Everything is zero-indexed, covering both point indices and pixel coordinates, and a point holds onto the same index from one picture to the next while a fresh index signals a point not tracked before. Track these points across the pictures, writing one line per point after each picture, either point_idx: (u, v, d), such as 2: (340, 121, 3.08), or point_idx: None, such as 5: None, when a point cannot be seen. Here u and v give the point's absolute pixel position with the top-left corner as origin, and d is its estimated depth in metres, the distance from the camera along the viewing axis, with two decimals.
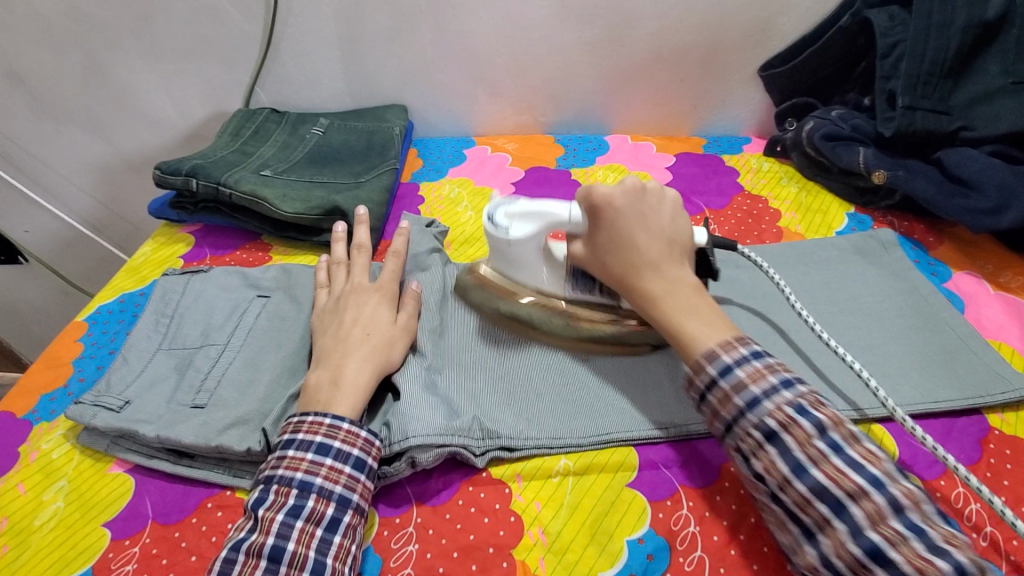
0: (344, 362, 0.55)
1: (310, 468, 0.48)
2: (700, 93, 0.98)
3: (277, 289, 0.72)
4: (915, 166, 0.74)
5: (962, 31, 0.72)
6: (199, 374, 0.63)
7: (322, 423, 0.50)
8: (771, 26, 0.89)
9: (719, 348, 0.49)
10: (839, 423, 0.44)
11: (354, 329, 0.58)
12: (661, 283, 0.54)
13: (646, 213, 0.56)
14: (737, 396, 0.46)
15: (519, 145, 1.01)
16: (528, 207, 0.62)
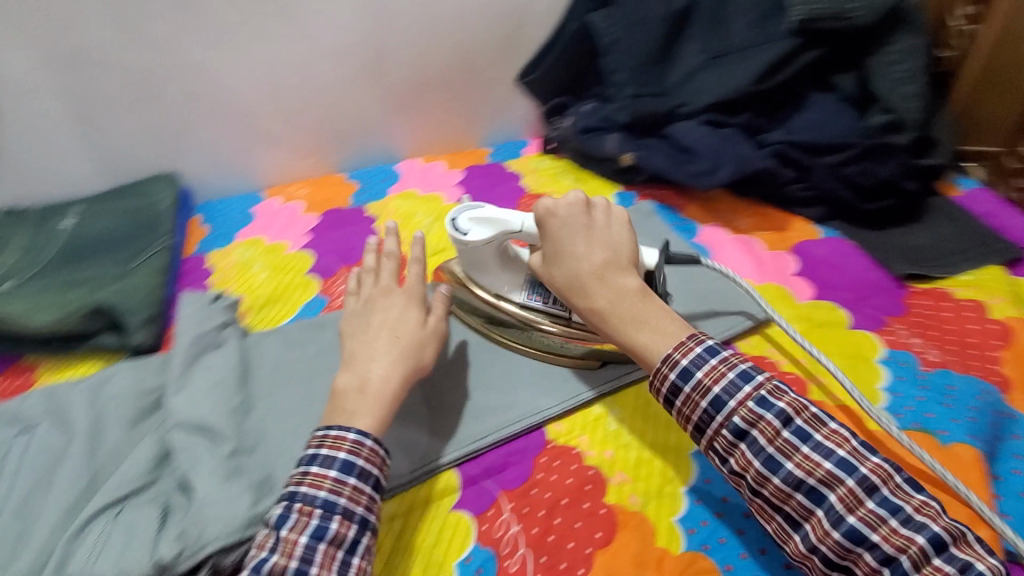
0: (370, 367, 0.55)
1: (333, 488, 0.47)
2: (476, 107, 1.03)
3: (43, 416, 0.63)
4: (652, 143, 0.86)
5: (658, 25, 0.85)
6: None
7: (346, 438, 0.49)
8: (517, 39, 0.97)
9: (674, 350, 0.50)
10: (800, 408, 0.47)
11: (382, 332, 0.58)
12: (604, 294, 0.54)
13: (589, 227, 0.56)
14: (703, 399, 0.48)
15: (312, 190, 0.98)
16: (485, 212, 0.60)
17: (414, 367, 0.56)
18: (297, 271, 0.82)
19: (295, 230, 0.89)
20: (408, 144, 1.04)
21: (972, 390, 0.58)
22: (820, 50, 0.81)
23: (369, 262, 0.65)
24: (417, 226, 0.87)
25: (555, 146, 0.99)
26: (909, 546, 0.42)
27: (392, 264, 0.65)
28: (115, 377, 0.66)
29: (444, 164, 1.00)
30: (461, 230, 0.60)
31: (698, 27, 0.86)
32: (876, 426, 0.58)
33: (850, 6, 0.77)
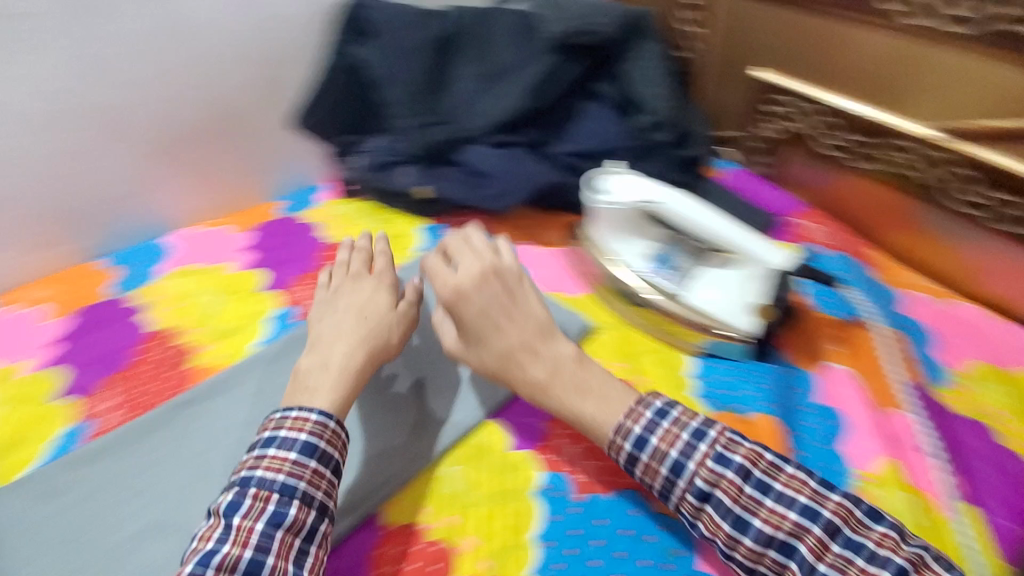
0: (333, 348, 0.58)
1: (292, 471, 0.47)
2: (251, 158, 0.91)
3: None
4: (443, 173, 0.83)
5: (421, 52, 0.84)
6: None
7: (309, 417, 0.50)
8: (280, 80, 0.88)
9: (626, 419, 0.50)
10: (756, 457, 0.47)
11: (349, 313, 0.62)
12: (541, 368, 0.55)
13: (512, 295, 0.59)
14: (662, 467, 0.48)
15: (57, 288, 0.80)
16: (631, 184, 0.68)
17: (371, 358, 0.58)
18: (46, 397, 0.65)
19: (36, 344, 0.71)
20: (176, 211, 0.89)
21: (755, 360, 0.64)
22: (581, 64, 0.86)
23: (342, 257, 0.70)
24: (195, 309, 0.74)
25: (357, 187, 0.92)
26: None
27: (363, 255, 0.69)
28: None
29: (227, 228, 0.88)
30: (603, 190, 0.69)
31: (464, 54, 0.86)
32: (689, 411, 0.59)
33: (595, 21, 0.83)
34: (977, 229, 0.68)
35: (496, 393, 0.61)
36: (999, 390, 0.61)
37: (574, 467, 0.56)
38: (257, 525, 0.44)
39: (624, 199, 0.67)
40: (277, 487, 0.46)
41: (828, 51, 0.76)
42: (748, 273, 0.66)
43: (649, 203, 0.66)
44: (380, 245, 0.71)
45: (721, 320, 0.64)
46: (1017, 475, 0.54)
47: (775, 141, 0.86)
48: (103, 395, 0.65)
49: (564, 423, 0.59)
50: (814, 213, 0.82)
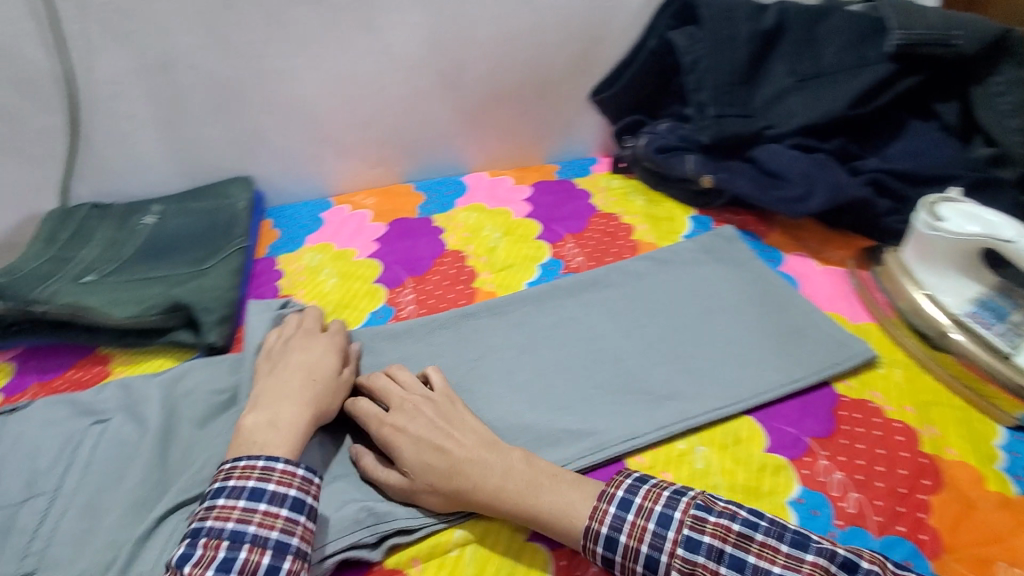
0: (285, 406, 0.55)
1: (241, 518, 0.46)
2: (543, 122, 1.01)
3: (116, 411, 0.64)
4: (735, 167, 0.80)
5: (747, 42, 0.81)
6: (25, 535, 0.53)
7: (256, 466, 0.49)
8: (591, 55, 0.94)
9: (591, 518, 0.48)
10: (724, 537, 0.45)
11: (297, 374, 0.58)
12: (494, 476, 0.51)
13: (450, 414, 0.56)
14: (636, 565, 0.46)
15: (378, 199, 0.98)
16: (978, 215, 0.61)
17: (317, 420, 0.55)
18: (367, 279, 0.81)
19: (362, 239, 0.89)
20: (475, 159, 1.03)
21: None
22: (920, 77, 0.77)
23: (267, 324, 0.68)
24: (485, 241, 0.85)
25: (626, 166, 0.96)
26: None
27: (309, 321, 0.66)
28: (186, 375, 0.67)
29: (511, 179, 0.99)
30: (937, 215, 0.63)
31: (785, 49, 0.82)
32: (997, 488, 0.52)
33: (953, 34, 0.73)
34: None
35: (755, 392, 0.59)
36: None
37: (840, 495, 0.52)
38: (238, 553, 0.45)
39: (958, 230, 0.60)
40: (228, 534, 0.45)
41: None
42: None
43: (997, 240, 0.58)
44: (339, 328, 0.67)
45: None
46: None
47: None
48: (405, 289, 0.79)
49: (832, 447, 0.55)
50: None
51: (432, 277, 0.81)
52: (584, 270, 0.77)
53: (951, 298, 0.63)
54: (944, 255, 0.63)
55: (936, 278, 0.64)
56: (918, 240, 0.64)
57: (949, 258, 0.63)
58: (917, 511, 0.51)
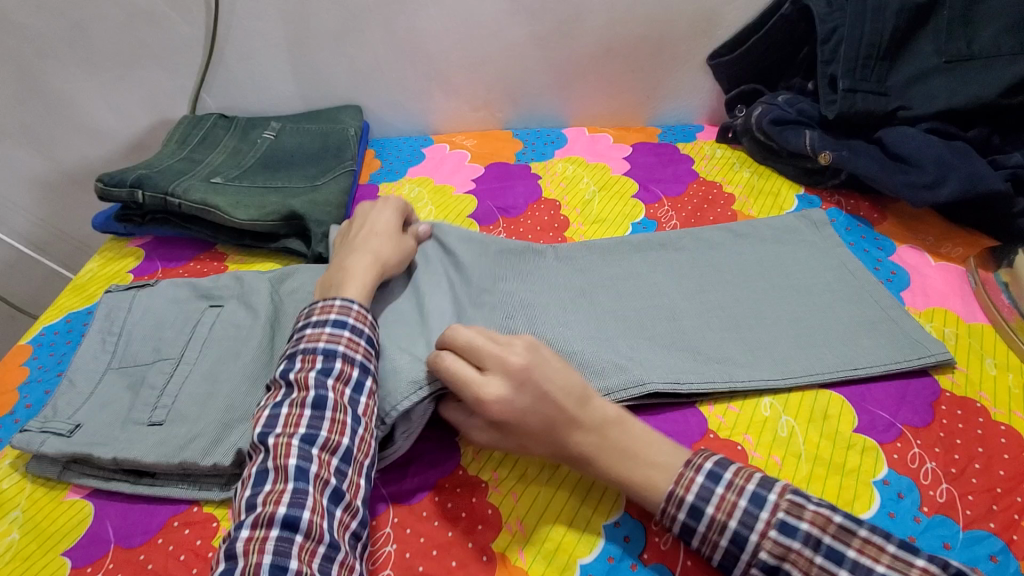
0: (354, 257, 0.62)
1: (330, 339, 0.52)
2: (651, 83, 0.99)
3: (230, 298, 0.70)
4: (859, 146, 0.76)
5: (896, 14, 0.75)
6: (154, 390, 0.61)
7: (332, 306, 0.54)
8: (715, 16, 0.91)
9: (676, 484, 0.46)
10: (825, 521, 0.42)
11: (370, 235, 0.65)
12: (597, 440, 0.48)
13: (544, 383, 0.48)
14: (722, 539, 0.44)
15: (478, 141, 0.99)
16: None
17: (381, 273, 0.62)
18: (461, 212, 0.83)
19: (461, 176, 0.91)
20: (578, 114, 1.03)
21: None
22: None
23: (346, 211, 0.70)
24: (580, 193, 0.86)
25: (736, 136, 0.93)
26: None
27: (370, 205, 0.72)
28: (290, 276, 0.72)
29: (611, 137, 0.98)
30: None
31: (938, 26, 0.75)
32: None
33: None
34: None
35: (847, 371, 0.58)
36: None
37: (930, 484, 0.50)
38: (334, 364, 0.50)
39: None
40: (321, 352, 0.51)
41: None
42: None
43: None
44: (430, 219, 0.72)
45: None
46: None
47: None
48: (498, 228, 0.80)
49: (926, 437, 0.54)
50: None
51: (526, 221, 0.81)
52: (670, 231, 0.77)
53: None
54: None
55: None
56: None
57: None
58: (1013, 512, 0.48)
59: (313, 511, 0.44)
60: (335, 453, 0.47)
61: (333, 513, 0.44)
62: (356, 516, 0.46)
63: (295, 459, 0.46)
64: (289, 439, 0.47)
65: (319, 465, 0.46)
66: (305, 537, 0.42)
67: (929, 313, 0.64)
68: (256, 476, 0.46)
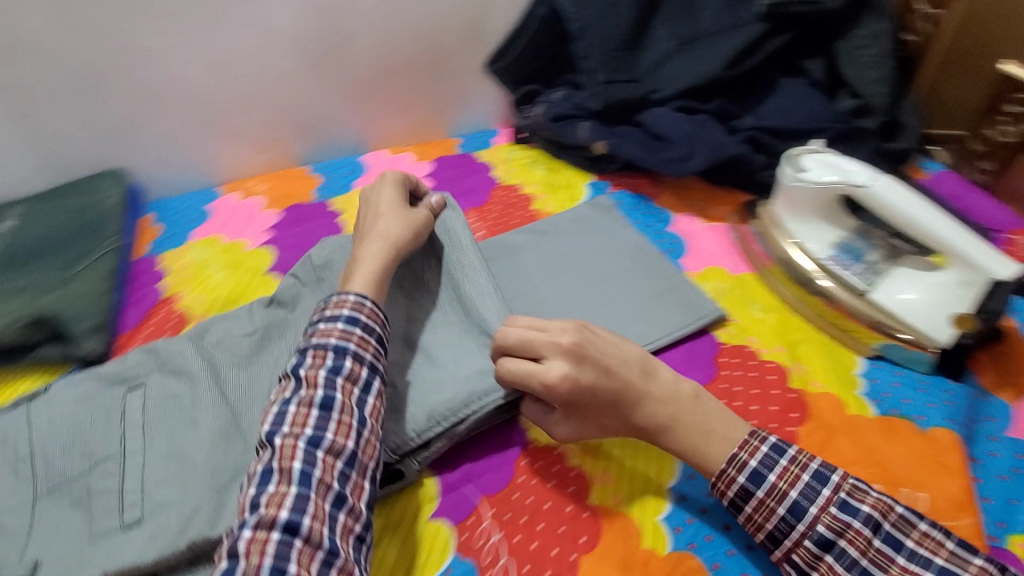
0: (370, 244, 0.58)
1: (342, 335, 0.50)
2: (440, 95, 0.99)
3: (149, 373, 0.59)
4: (624, 131, 0.83)
5: (629, 6, 0.82)
6: (112, 494, 0.51)
7: (348, 299, 0.52)
8: (481, 24, 0.93)
9: (739, 450, 0.48)
10: (885, 509, 0.44)
11: (375, 218, 0.61)
12: (659, 403, 0.50)
13: (607, 363, 0.50)
14: (780, 506, 0.46)
15: (271, 184, 0.92)
16: (835, 159, 0.62)
17: (396, 258, 0.58)
18: (259, 269, 0.77)
19: (253, 228, 0.84)
20: (373, 137, 0.99)
21: (945, 377, 0.58)
22: (788, 34, 0.81)
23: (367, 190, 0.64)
24: None
25: (527, 136, 0.96)
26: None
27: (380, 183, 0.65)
28: (209, 327, 0.62)
29: (411, 156, 0.96)
30: (799, 166, 0.64)
31: (668, 13, 0.84)
32: (857, 410, 0.56)
33: None
34: None
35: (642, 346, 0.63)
36: None
37: None
38: (344, 362, 0.49)
39: (817, 179, 0.62)
40: (332, 349, 0.49)
41: None
42: (960, 279, 0.56)
43: (851, 186, 0.60)
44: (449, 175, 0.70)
45: (899, 319, 0.58)
46: None
47: (1013, 145, 0.76)
48: None
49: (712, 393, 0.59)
50: None
51: None
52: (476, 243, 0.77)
53: (816, 250, 0.65)
54: (809, 204, 0.65)
55: (807, 228, 0.66)
56: (783, 192, 0.66)
57: (814, 209, 0.65)
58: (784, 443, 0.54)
59: (315, 516, 0.42)
60: (339, 457, 0.45)
61: (336, 516, 0.43)
62: (360, 520, 0.44)
63: (299, 462, 0.44)
64: (295, 442, 0.45)
65: (322, 469, 0.44)
66: (305, 541, 0.41)
67: (704, 274, 0.71)
68: (260, 473, 0.44)
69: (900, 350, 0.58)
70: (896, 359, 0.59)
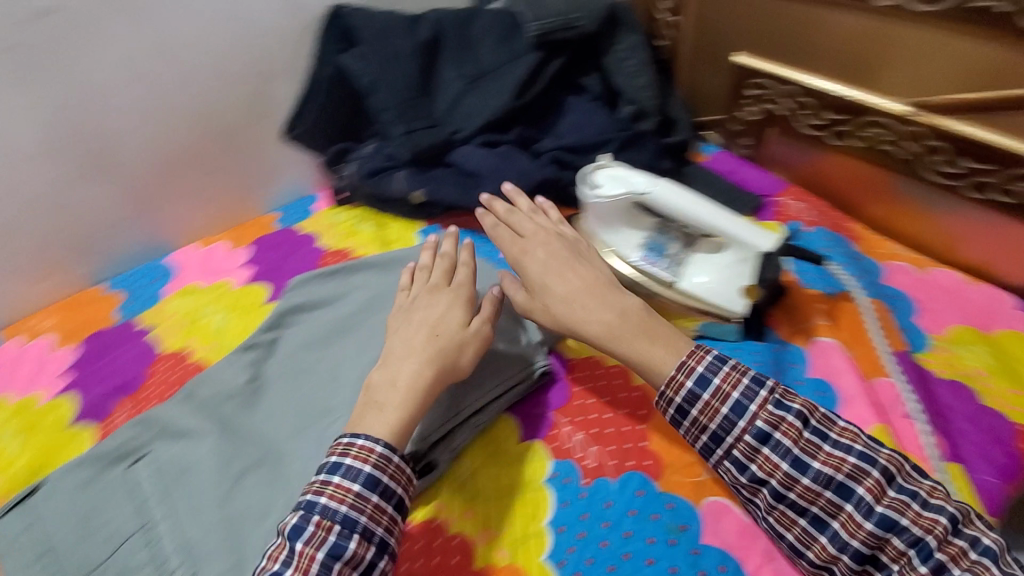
0: (403, 363, 0.55)
1: (354, 504, 0.47)
2: (244, 175, 0.93)
3: (152, 441, 0.61)
4: (438, 176, 0.85)
5: (410, 57, 0.85)
6: (151, 562, 0.54)
7: (373, 450, 0.49)
8: (266, 95, 0.89)
9: (688, 358, 0.51)
10: (812, 409, 0.49)
11: (420, 330, 0.58)
12: (609, 311, 0.56)
13: (581, 250, 0.64)
14: (724, 405, 0.49)
15: (60, 316, 0.81)
16: (620, 172, 0.68)
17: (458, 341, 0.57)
18: (62, 423, 0.67)
19: (48, 373, 0.73)
20: (177, 232, 0.91)
21: (752, 340, 0.65)
22: (561, 59, 0.88)
23: (424, 261, 0.67)
24: (207, 327, 0.76)
25: (347, 196, 0.94)
26: (934, 527, 0.44)
27: (445, 263, 0.65)
28: (200, 384, 0.65)
29: (225, 245, 0.89)
30: (593, 183, 0.69)
31: (448, 57, 0.87)
32: None
33: (574, 18, 0.84)
34: (951, 199, 0.68)
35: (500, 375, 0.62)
36: (982, 352, 0.62)
37: (582, 454, 0.58)
38: (347, 544, 0.46)
39: (611, 193, 0.67)
40: (338, 519, 0.46)
41: (767, 17, 0.77)
42: (737, 255, 0.65)
43: (638, 194, 0.66)
44: (461, 254, 0.67)
45: (704, 300, 0.65)
46: (996, 432, 0.55)
47: (759, 121, 0.86)
48: (119, 417, 0.67)
49: (568, 412, 0.61)
50: (797, 191, 0.83)
51: (150, 393, 0.69)
52: (319, 318, 0.73)
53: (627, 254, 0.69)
54: (609, 214, 0.69)
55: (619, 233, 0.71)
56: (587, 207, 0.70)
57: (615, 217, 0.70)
58: (640, 442, 0.58)
59: None
60: None
61: None
62: None
63: None
64: None
65: None
66: None
67: None
68: None
69: (716, 325, 0.65)
70: (715, 334, 0.66)
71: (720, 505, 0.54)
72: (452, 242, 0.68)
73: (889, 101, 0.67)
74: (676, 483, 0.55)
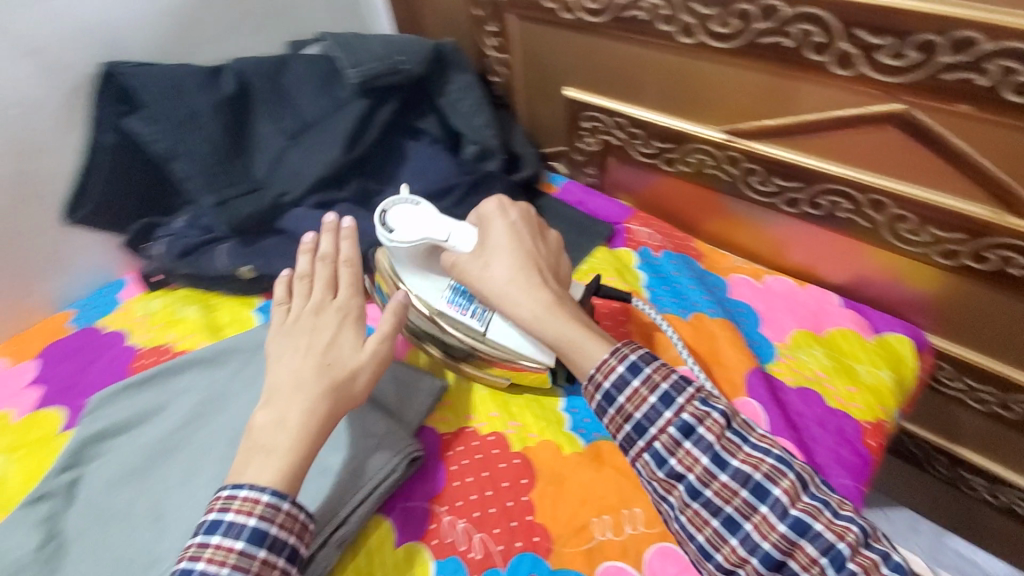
0: (290, 402, 0.51)
1: (241, 561, 0.44)
2: (19, 272, 0.77)
3: None
4: (266, 247, 0.75)
5: (212, 116, 0.74)
6: None
7: (259, 500, 0.46)
8: (30, 175, 0.73)
9: (624, 345, 0.51)
10: (734, 413, 0.49)
11: (310, 358, 0.54)
12: (545, 295, 0.55)
13: (522, 234, 0.59)
14: (652, 394, 0.49)
15: None
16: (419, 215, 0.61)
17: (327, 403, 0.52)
18: None
19: None
20: None
21: None
22: (392, 103, 0.82)
23: (303, 270, 0.63)
24: None
25: (163, 278, 0.80)
26: (846, 534, 0.43)
27: (327, 271, 0.62)
28: None
29: (4, 361, 0.75)
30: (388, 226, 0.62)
31: (262, 111, 0.78)
32: (571, 449, 0.58)
33: (398, 60, 0.78)
34: (775, 213, 0.72)
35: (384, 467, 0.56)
36: (821, 355, 0.66)
37: (466, 546, 0.52)
38: None
39: (406, 240, 0.60)
40: None
41: (586, 54, 0.78)
42: None
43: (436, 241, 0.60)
44: (347, 250, 0.64)
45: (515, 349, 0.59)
46: (843, 433, 0.59)
47: (598, 151, 0.87)
48: None
49: (448, 499, 0.55)
50: (642, 216, 0.85)
51: None
52: (130, 440, 0.61)
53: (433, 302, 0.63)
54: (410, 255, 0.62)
55: (418, 277, 0.64)
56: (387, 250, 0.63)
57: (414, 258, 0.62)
58: (526, 517, 0.54)
59: None
60: None
61: None
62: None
63: None
64: None
65: None
66: None
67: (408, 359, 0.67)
68: None
69: None
70: None
71: (616, 569, 0.50)
72: (332, 238, 0.64)
73: (708, 130, 0.70)
74: (568, 557, 0.51)
